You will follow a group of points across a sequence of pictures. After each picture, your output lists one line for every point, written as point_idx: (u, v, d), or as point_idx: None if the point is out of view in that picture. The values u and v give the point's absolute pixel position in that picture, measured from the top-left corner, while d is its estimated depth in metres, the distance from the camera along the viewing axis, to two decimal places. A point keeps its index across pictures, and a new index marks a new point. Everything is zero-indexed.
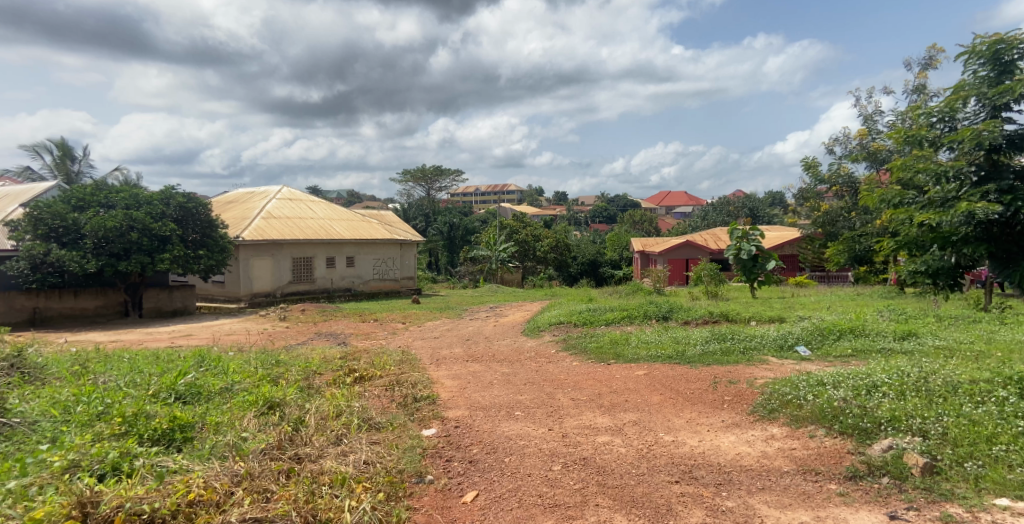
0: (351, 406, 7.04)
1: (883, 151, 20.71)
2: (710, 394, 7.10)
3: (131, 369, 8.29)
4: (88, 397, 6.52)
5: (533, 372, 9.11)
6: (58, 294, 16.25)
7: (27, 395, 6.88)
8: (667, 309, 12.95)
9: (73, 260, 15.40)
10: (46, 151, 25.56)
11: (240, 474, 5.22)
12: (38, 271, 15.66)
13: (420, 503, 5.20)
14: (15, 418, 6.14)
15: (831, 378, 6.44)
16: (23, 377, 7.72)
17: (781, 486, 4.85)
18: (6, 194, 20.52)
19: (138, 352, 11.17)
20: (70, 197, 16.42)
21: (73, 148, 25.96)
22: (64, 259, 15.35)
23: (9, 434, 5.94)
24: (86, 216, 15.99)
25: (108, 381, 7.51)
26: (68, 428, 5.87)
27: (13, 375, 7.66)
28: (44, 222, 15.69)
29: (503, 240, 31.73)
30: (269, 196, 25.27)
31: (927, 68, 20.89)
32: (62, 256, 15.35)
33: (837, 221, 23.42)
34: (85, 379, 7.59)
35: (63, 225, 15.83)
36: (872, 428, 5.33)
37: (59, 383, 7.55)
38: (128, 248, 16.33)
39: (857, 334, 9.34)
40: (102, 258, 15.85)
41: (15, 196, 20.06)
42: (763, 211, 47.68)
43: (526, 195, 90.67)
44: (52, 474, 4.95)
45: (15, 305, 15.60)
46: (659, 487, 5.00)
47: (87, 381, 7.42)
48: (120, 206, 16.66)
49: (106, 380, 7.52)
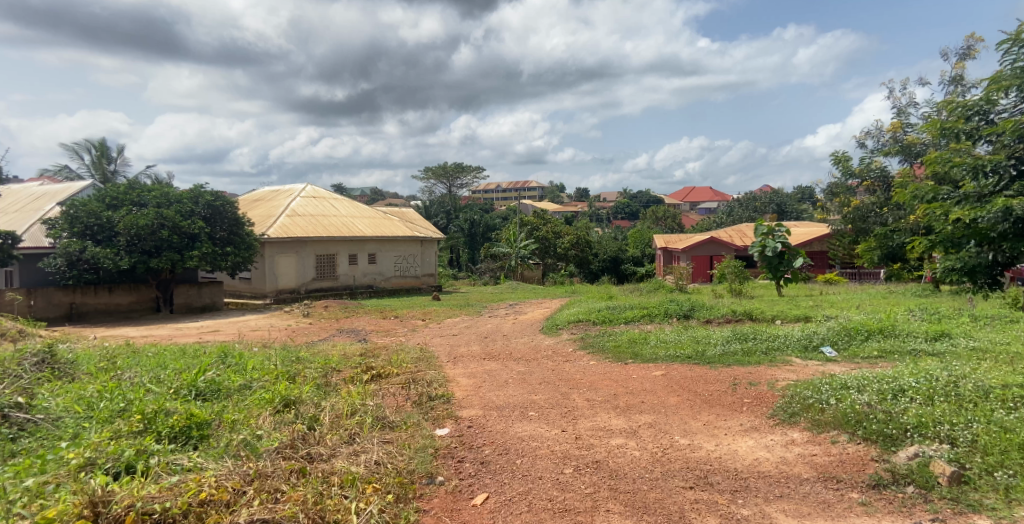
0: (366, 405, 6.94)
1: (918, 145, 20.28)
2: (730, 396, 6.89)
3: (156, 364, 8.28)
4: (111, 392, 6.46)
5: (549, 371, 8.95)
6: (93, 290, 16.44)
7: (54, 390, 6.85)
8: (688, 308, 12.72)
9: (107, 258, 15.58)
10: (83, 151, 25.90)
11: (251, 474, 5.12)
12: (74, 268, 15.89)
13: (430, 505, 5.06)
14: (39, 415, 6.12)
15: (855, 381, 6.20)
16: (54, 372, 7.67)
17: (801, 494, 4.66)
18: (43, 192, 20.79)
19: (164, 347, 11.25)
20: (104, 196, 16.61)
21: (109, 148, 26.30)
22: (98, 256, 15.53)
23: (34, 431, 5.91)
24: (119, 215, 16.15)
25: (133, 377, 7.48)
26: (89, 425, 5.80)
27: (44, 370, 7.65)
28: (80, 220, 15.94)
29: (524, 237, 31.64)
30: (294, 194, 25.37)
31: (965, 59, 20.30)
32: (96, 254, 15.53)
33: (868, 217, 22.71)
34: (111, 375, 7.58)
35: (98, 223, 16.03)
36: (898, 435, 5.10)
37: (85, 379, 7.53)
38: (159, 246, 16.48)
39: (886, 335, 9.04)
40: (134, 255, 16.02)
41: (52, 194, 20.31)
42: (790, 207, 47.01)
43: (546, 192, 90.36)
44: (69, 472, 4.89)
45: (53, 300, 15.78)
46: (672, 492, 4.83)
47: (112, 377, 7.39)
48: (151, 205, 16.82)
49: (131, 377, 7.49)
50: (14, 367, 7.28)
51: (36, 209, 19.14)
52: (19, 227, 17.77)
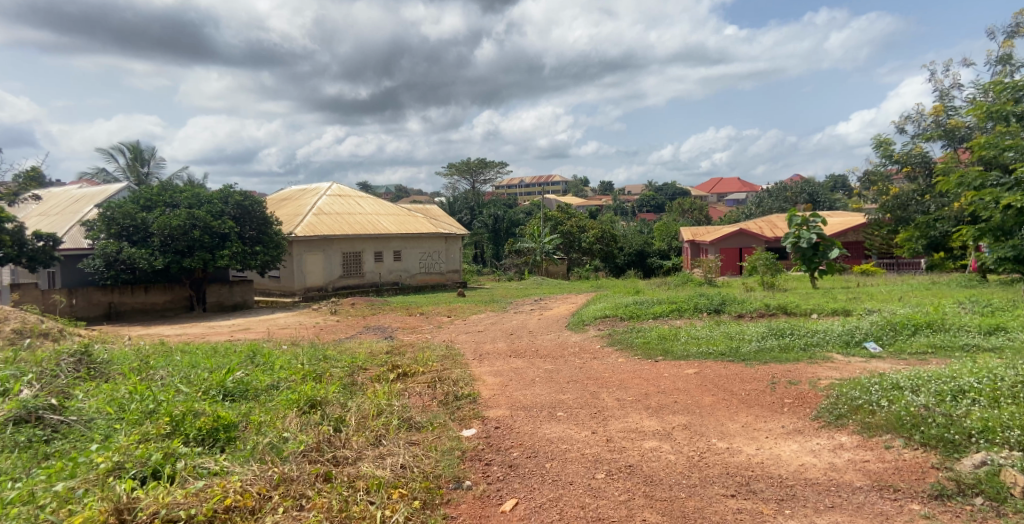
0: (392, 405, 6.70)
1: (963, 129, 19.67)
2: (768, 396, 6.56)
3: (188, 364, 8.14)
4: (140, 392, 6.14)
5: (577, 369, 8.69)
6: (130, 289, 16.56)
7: (88, 391, 6.63)
8: (719, 302, 12.35)
9: (142, 258, 15.64)
10: (118, 153, 26.13)
11: (276, 478, 4.82)
12: (112, 268, 16.03)
13: (457, 511, 4.77)
14: (72, 416, 5.86)
15: (909, 381, 5.83)
16: (89, 372, 7.52)
17: (855, 505, 4.34)
18: (80, 195, 21.01)
19: (196, 346, 11.20)
20: (138, 197, 16.67)
21: (142, 150, 26.50)
22: (134, 257, 15.63)
23: (67, 433, 5.66)
24: (154, 216, 16.19)
25: (164, 378, 7.29)
26: (118, 428, 5.45)
27: (79, 370, 7.48)
28: (116, 221, 16.04)
29: (548, 231, 31.37)
30: (320, 193, 25.42)
31: (1013, 36, 19.52)
32: (131, 254, 15.63)
33: (908, 205, 22.03)
34: (143, 375, 7.38)
35: (133, 224, 16.09)
36: (961, 441, 4.76)
37: (119, 379, 7.36)
38: (192, 245, 16.48)
39: (935, 329, 8.63)
40: (168, 255, 16.05)
41: (88, 197, 20.48)
42: (822, 196, 45.89)
43: (570, 186, 89.78)
44: (98, 477, 4.53)
45: (93, 300, 15.95)
46: (713, 501, 4.54)
47: (144, 378, 7.17)
48: (183, 206, 16.84)
49: (161, 377, 7.29)
50: (50, 367, 7.13)
51: (74, 211, 19.34)
52: (58, 230, 17.95)
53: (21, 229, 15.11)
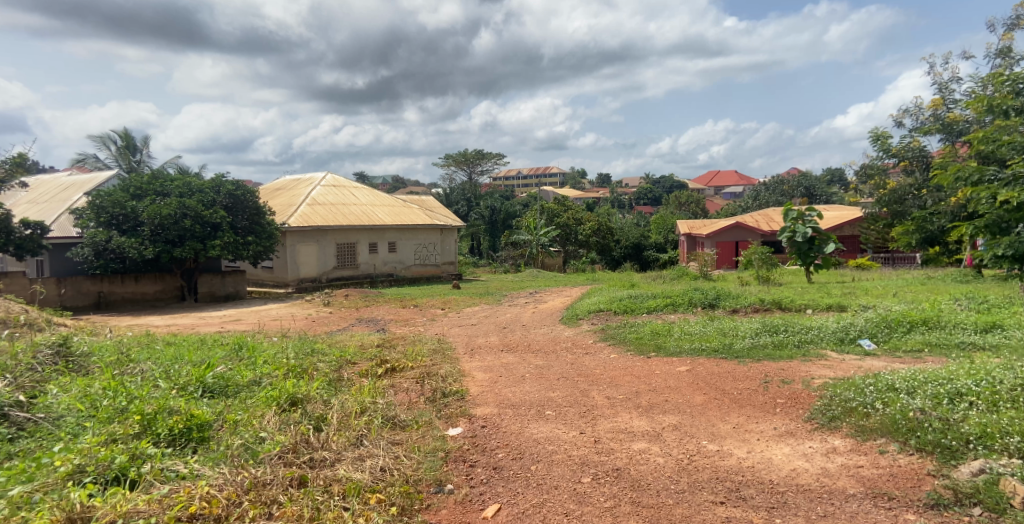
0: (377, 403, 6.53)
1: (960, 123, 19.48)
2: (760, 395, 6.42)
3: (169, 357, 7.94)
4: (114, 388, 5.94)
5: (568, 365, 8.57)
6: (120, 279, 16.39)
7: (61, 385, 6.42)
8: (714, 297, 12.18)
9: (132, 247, 15.40)
10: (109, 142, 25.87)
11: (248, 482, 4.64)
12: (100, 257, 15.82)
13: (437, 517, 4.63)
14: (40, 413, 5.67)
15: (904, 383, 5.67)
16: (68, 365, 7.33)
17: (848, 514, 4.20)
18: (70, 183, 20.73)
19: (183, 337, 11.01)
20: (129, 186, 16.47)
21: (134, 139, 26.26)
22: (123, 246, 15.42)
23: (33, 432, 5.46)
24: (143, 204, 15.95)
25: (143, 372, 7.09)
26: (88, 426, 5.27)
27: (57, 363, 7.28)
28: (106, 210, 15.81)
29: (544, 223, 31.11)
30: (314, 182, 25.18)
31: (1013, 29, 19.34)
32: (121, 243, 15.42)
33: (905, 199, 21.78)
34: (123, 369, 7.20)
35: (122, 213, 15.87)
36: (958, 447, 4.62)
37: (96, 372, 7.17)
38: (183, 235, 16.21)
39: (931, 326, 8.51)
40: (158, 244, 15.79)
41: (78, 185, 20.20)
42: (820, 190, 45.56)
43: (569, 179, 89.25)
44: (57, 481, 4.35)
45: (81, 289, 15.72)
46: (701, 508, 4.40)
47: (120, 372, 6.97)
48: (174, 195, 16.59)
49: (141, 371, 7.10)
50: (26, 359, 6.95)
51: (63, 199, 19.08)
52: (47, 218, 17.68)
53: (9, 217, 14.88)
